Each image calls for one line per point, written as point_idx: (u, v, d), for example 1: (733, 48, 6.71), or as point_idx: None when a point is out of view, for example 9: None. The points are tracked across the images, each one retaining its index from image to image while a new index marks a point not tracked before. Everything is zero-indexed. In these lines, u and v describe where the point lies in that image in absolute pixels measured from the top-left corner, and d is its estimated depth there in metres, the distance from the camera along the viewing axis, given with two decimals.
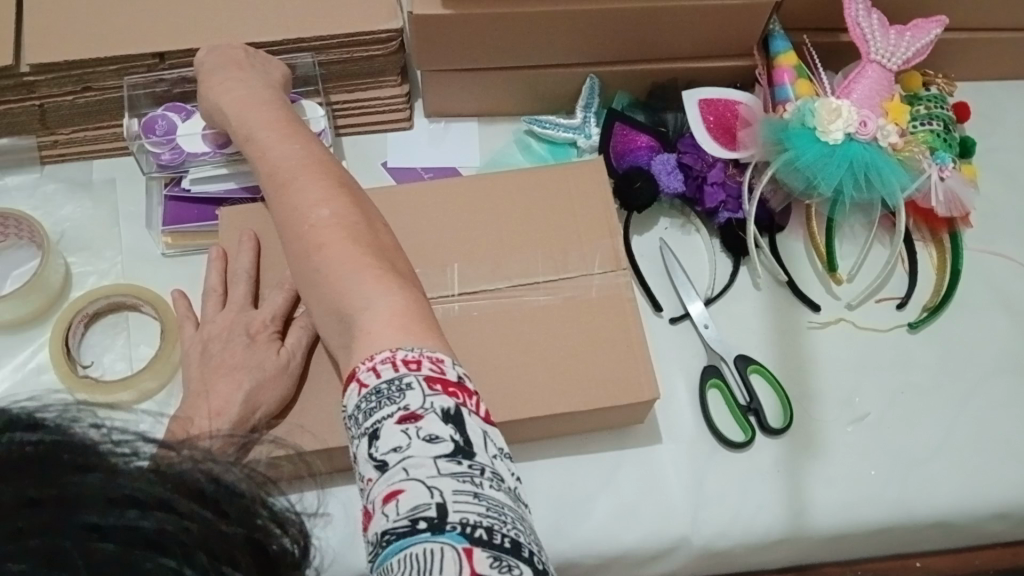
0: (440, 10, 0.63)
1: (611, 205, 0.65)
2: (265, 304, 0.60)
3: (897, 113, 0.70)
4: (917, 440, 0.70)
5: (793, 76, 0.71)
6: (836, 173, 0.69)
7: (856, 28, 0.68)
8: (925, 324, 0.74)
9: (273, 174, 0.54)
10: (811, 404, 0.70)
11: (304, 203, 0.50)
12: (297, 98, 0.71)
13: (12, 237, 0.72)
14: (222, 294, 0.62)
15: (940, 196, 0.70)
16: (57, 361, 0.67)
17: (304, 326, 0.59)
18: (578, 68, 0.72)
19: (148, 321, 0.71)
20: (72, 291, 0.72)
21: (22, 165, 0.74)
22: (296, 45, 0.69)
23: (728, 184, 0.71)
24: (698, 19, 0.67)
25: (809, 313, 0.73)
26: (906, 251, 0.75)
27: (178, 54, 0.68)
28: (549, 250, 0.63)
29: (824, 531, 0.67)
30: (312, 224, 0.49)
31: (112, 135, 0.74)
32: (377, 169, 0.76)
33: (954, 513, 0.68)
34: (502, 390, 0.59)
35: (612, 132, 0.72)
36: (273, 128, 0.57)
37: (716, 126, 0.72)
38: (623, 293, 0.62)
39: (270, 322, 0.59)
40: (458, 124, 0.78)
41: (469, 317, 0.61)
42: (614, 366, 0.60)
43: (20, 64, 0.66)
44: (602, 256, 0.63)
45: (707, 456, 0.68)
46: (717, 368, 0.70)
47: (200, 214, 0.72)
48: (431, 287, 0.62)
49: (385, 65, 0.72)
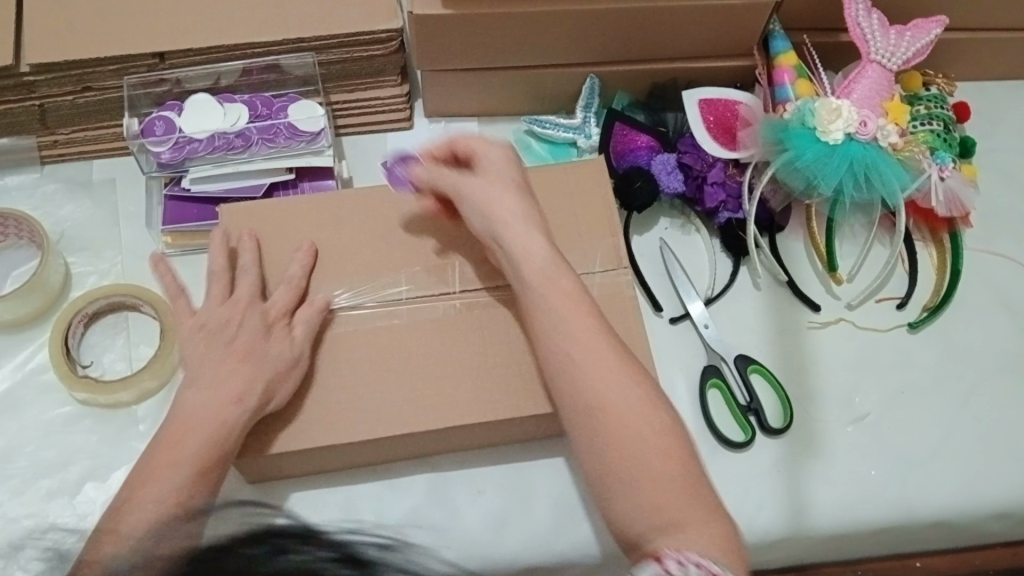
0: (440, 10, 0.63)
1: (613, 206, 0.65)
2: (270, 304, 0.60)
3: (897, 113, 0.70)
4: (917, 441, 0.70)
5: (793, 76, 0.71)
6: (837, 174, 0.69)
7: (856, 28, 0.68)
8: (925, 324, 0.74)
9: (584, 348, 0.53)
10: (811, 404, 0.70)
11: (600, 384, 0.52)
12: (297, 98, 0.72)
13: (12, 237, 0.72)
14: (229, 278, 0.61)
15: (939, 196, 0.70)
16: (57, 361, 0.67)
17: (312, 316, 0.60)
18: (579, 69, 0.72)
19: (148, 321, 0.71)
20: (72, 291, 0.72)
21: (22, 164, 0.74)
22: (296, 45, 0.69)
23: (728, 183, 0.71)
24: (698, 19, 0.67)
25: (810, 313, 0.73)
26: (906, 251, 0.75)
27: (178, 54, 0.68)
28: (552, 250, 0.64)
29: (825, 531, 0.67)
30: (656, 423, 0.52)
31: (112, 135, 0.74)
32: (376, 169, 0.76)
33: (955, 513, 0.68)
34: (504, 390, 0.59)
35: (612, 132, 0.72)
36: (564, 271, 0.56)
37: (716, 126, 0.72)
38: (624, 292, 0.63)
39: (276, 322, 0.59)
40: (459, 125, 0.78)
41: (470, 314, 0.61)
42: None
43: (20, 65, 0.66)
44: (603, 255, 0.63)
45: (707, 456, 0.68)
46: (717, 368, 0.69)
47: (200, 214, 0.72)
48: (432, 285, 0.62)
49: (385, 65, 0.72)
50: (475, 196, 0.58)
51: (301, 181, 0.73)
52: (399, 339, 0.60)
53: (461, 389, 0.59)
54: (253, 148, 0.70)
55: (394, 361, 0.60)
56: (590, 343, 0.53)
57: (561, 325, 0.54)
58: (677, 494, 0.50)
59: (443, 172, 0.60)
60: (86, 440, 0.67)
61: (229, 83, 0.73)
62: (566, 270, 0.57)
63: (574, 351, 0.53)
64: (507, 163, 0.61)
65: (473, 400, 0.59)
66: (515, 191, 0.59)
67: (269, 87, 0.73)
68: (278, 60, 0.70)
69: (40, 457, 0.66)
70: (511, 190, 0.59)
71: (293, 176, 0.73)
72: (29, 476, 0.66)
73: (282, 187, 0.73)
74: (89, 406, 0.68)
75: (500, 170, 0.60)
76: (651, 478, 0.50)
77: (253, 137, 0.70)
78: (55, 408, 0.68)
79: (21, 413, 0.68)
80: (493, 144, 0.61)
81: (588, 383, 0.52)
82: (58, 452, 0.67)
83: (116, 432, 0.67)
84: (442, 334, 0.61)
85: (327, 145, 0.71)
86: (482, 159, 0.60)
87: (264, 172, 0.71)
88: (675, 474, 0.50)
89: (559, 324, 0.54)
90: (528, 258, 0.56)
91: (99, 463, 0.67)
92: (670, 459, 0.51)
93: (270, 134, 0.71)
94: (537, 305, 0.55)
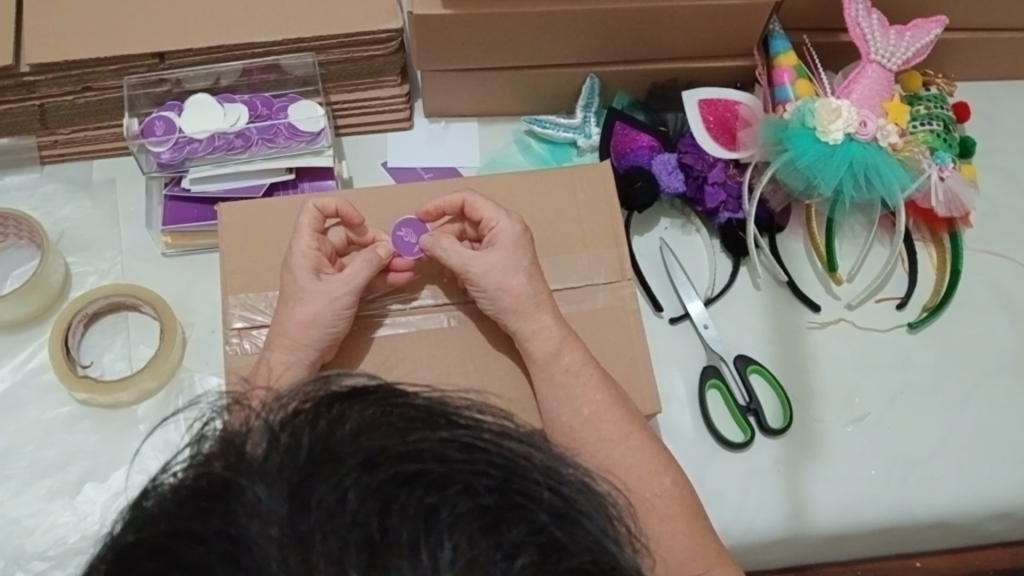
0: (440, 10, 0.63)
1: (618, 217, 0.65)
2: (334, 276, 0.57)
3: (897, 113, 0.69)
4: (918, 441, 0.70)
5: (793, 76, 0.71)
6: (836, 174, 0.69)
7: (856, 28, 0.68)
8: (925, 324, 0.74)
9: (589, 421, 0.55)
10: (811, 404, 0.70)
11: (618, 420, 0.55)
12: (297, 99, 0.72)
13: (12, 237, 0.72)
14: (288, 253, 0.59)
15: (939, 196, 0.70)
16: (57, 361, 0.67)
17: (368, 259, 0.57)
18: (579, 69, 0.72)
19: (148, 321, 0.71)
20: (72, 291, 0.72)
21: (22, 165, 0.74)
22: (296, 45, 0.69)
23: (728, 184, 0.71)
24: (699, 19, 0.67)
25: (809, 313, 0.73)
26: (906, 251, 0.75)
27: (178, 54, 0.68)
28: (559, 257, 0.63)
29: (825, 530, 0.67)
30: (659, 489, 0.54)
31: (112, 135, 0.73)
32: (377, 169, 0.77)
33: (954, 514, 0.69)
34: (506, 393, 0.60)
35: (612, 132, 0.72)
36: (570, 347, 0.57)
37: (716, 125, 0.72)
38: (627, 303, 0.63)
39: (339, 298, 0.56)
40: (459, 124, 0.78)
41: (471, 324, 0.61)
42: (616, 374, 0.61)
43: (20, 65, 0.66)
44: (607, 266, 0.63)
45: (707, 456, 0.68)
46: (717, 368, 0.69)
47: (200, 214, 0.72)
48: (439, 296, 0.62)
49: (385, 65, 0.72)
50: (484, 284, 0.57)
51: (301, 181, 0.74)
52: (401, 340, 0.60)
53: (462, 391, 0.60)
54: (253, 149, 0.70)
55: (395, 361, 0.60)
56: (595, 411, 0.56)
57: (574, 394, 0.56)
58: (682, 552, 0.53)
59: (450, 243, 0.58)
60: (86, 440, 0.67)
61: (229, 83, 0.73)
62: (577, 342, 0.58)
63: (576, 422, 0.55)
64: (520, 242, 0.58)
65: None
66: (524, 273, 0.58)
67: (269, 87, 0.73)
68: (278, 60, 0.70)
69: (39, 456, 0.67)
70: (521, 274, 0.58)
71: (293, 176, 0.73)
72: (29, 476, 0.66)
73: (282, 187, 0.73)
74: (89, 406, 0.68)
75: (513, 251, 0.58)
76: (660, 536, 0.53)
77: (253, 137, 0.70)
78: (55, 408, 0.68)
79: (20, 413, 0.68)
80: (503, 217, 0.59)
81: (599, 451, 0.55)
82: (58, 452, 0.67)
83: (116, 432, 0.68)
84: (443, 339, 0.61)
85: (327, 145, 0.71)
86: (491, 234, 0.59)
87: (264, 173, 0.72)
88: (683, 531, 0.54)
89: (574, 392, 0.56)
90: (532, 338, 0.57)
91: (98, 463, 0.67)
92: (676, 522, 0.54)
93: (270, 135, 0.70)
94: (543, 382, 0.57)
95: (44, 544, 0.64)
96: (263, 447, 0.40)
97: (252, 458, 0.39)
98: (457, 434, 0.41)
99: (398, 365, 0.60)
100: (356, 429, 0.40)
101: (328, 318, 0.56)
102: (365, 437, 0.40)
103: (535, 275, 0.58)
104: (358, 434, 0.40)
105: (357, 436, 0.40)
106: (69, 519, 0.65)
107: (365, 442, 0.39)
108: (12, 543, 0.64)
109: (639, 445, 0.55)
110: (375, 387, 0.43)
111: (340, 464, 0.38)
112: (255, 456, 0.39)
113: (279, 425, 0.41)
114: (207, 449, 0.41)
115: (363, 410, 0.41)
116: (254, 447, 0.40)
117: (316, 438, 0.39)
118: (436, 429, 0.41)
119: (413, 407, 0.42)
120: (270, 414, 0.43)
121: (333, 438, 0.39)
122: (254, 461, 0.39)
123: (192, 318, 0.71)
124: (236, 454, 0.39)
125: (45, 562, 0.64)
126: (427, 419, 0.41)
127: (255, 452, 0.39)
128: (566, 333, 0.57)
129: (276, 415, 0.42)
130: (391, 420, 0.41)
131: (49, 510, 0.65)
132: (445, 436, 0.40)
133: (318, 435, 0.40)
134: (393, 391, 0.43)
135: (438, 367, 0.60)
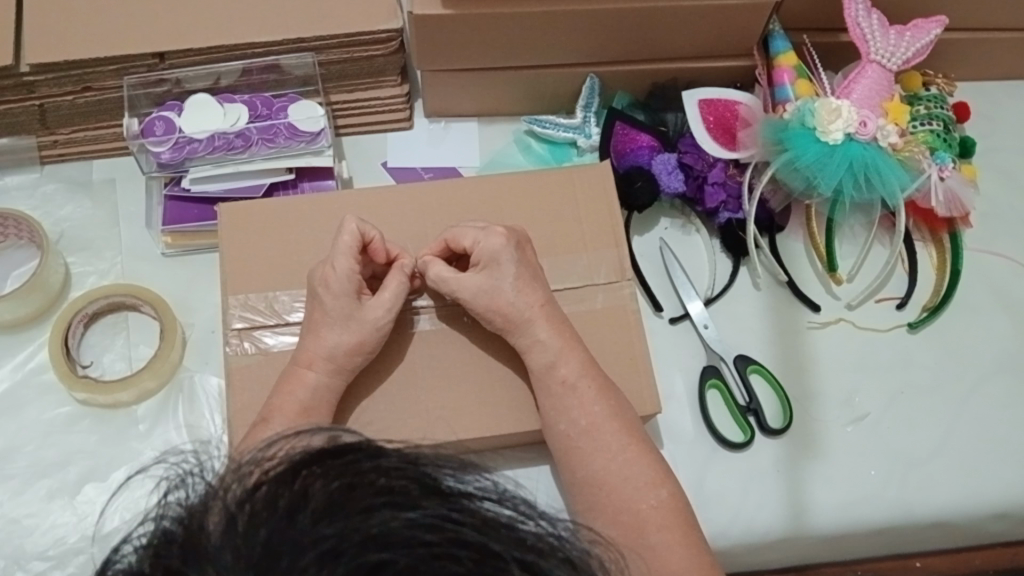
0: (440, 10, 0.63)
1: (618, 217, 0.64)
2: (372, 306, 0.56)
3: (897, 114, 0.69)
4: (917, 441, 0.70)
5: (793, 76, 0.71)
6: (836, 174, 0.69)
7: (856, 28, 0.68)
8: (925, 324, 0.74)
9: (587, 432, 0.56)
10: (811, 404, 0.70)
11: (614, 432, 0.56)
12: (297, 99, 0.72)
13: (12, 237, 0.72)
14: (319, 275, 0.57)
15: (939, 196, 0.70)
16: (57, 361, 0.67)
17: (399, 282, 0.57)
18: (579, 69, 0.72)
19: (148, 320, 0.71)
20: (72, 291, 0.72)
21: (22, 164, 0.74)
22: (296, 45, 0.69)
23: (728, 184, 0.71)
24: (700, 19, 0.67)
25: (810, 313, 0.73)
26: (906, 251, 0.75)
27: (178, 54, 0.68)
28: (559, 258, 0.63)
29: (823, 531, 0.68)
30: (656, 499, 0.54)
31: (112, 134, 0.73)
32: (377, 169, 0.77)
33: (955, 514, 0.69)
34: (506, 400, 0.60)
35: (612, 132, 0.72)
36: (568, 357, 0.57)
37: (716, 125, 0.72)
38: (626, 304, 0.63)
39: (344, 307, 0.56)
40: (459, 124, 0.78)
41: (466, 326, 0.61)
42: (617, 379, 0.61)
43: (20, 65, 0.66)
44: (607, 266, 0.63)
45: (707, 456, 0.68)
46: (717, 368, 0.69)
47: (200, 214, 0.72)
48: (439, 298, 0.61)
49: (385, 65, 0.72)
50: (487, 289, 0.57)
51: (301, 181, 0.74)
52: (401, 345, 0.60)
53: (462, 395, 0.60)
54: (253, 149, 0.70)
55: (394, 364, 0.60)
56: (595, 421, 0.56)
57: (572, 400, 0.56)
58: (681, 563, 0.53)
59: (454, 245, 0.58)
60: (86, 440, 0.67)
61: (229, 83, 0.73)
62: (576, 349, 0.57)
63: (574, 431, 0.56)
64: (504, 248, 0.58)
65: (473, 404, 0.59)
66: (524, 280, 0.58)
67: (269, 87, 0.73)
68: (278, 60, 0.70)
69: (40, 456, 0.67)
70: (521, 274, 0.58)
71: (293, 176, 0.73)
72: (29, 476, 0.66)
73: (282, 187, 0.73)
74: (89, 406, 0.68)
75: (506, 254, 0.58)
76: (655, 546, 0.53)
77: (253, 137, 0.70)
78: (55, 408, 0.68)
79: (20, 413, 0.68)
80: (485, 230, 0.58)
81: (598, 462, 0.55)
82: (58, 452, 0.67)
83: (115, 433, 0.68)
84: (444, 342, 0.61)
85: (327, 145, 0.71)
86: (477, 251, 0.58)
87: (264, 172, 0.72)
88: (684, 539, 0.53)
89: (574, 398, 0.56)
90: (531, 351, 0.57)
91: (99, 463, 0.67)
92: (672, 532, 0.53)
93: (270, 135, 0.70)
94: (543, 389, 0.57)
95: (44, 545, 0.64)
96: (222, 532, 0.39)
97: (210, 546, 0.38)
98: (425, 513, 0.40)
99: (398, 368, 0.60)
100: (318, 511, 0.39)
101: (334, 319, 0.56)
102: (325, 523, 0.39)
103: (526, 279, 0.58)
104: (318, 518, 0.39)
105: (317, 522, 0.39)
106: (69, 519, 0.65)
107: (325, 530, 0.39)
108: (12, 544, 0.64)
109: (635, 450, 0.55)
110: (343, 452, 0.42)
111: (297, 559, 0.38)
112: (214, 544, 0.38)
113: (239, 503, 0.40)
114: (169, 531, 0.40)
115: (328, 484, 0.40)
116: (213, 531, 0.39)
117: (276, 525, 0.39)
118: (403, 506, 0.40)
119: (382, 475, 0.41)
120: (233, 489, 0.41)
121: (293, 525, 0.39)
122: (212, 550, 0.38)
123: (192, 318, 0.71)
124: (194, 542, 0.39)
125: (45, 562, 0.64)
126: (394, 491, 0.41)
127: (214, 535, 0.39)
128: (563, 340, 0.57)
129: (237, 490, 0.41)
130: (354, 497, 0.40)
131: (49, 510, 0.65)
132: (410, 517, 0.40)
133: (278, 519, 0.39)
134: (370, 453, 0.42)
135: (438, 369, 0.60)
